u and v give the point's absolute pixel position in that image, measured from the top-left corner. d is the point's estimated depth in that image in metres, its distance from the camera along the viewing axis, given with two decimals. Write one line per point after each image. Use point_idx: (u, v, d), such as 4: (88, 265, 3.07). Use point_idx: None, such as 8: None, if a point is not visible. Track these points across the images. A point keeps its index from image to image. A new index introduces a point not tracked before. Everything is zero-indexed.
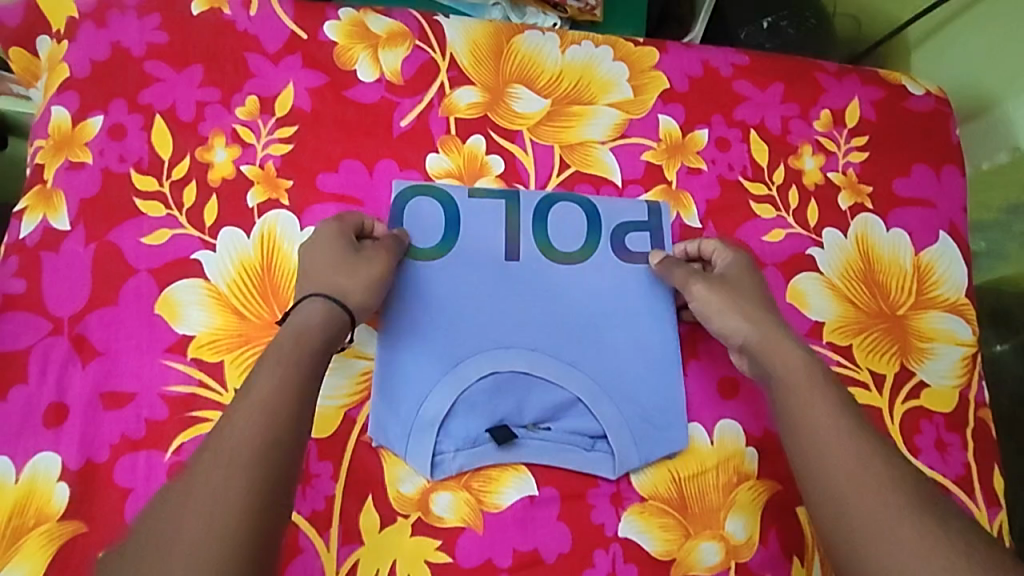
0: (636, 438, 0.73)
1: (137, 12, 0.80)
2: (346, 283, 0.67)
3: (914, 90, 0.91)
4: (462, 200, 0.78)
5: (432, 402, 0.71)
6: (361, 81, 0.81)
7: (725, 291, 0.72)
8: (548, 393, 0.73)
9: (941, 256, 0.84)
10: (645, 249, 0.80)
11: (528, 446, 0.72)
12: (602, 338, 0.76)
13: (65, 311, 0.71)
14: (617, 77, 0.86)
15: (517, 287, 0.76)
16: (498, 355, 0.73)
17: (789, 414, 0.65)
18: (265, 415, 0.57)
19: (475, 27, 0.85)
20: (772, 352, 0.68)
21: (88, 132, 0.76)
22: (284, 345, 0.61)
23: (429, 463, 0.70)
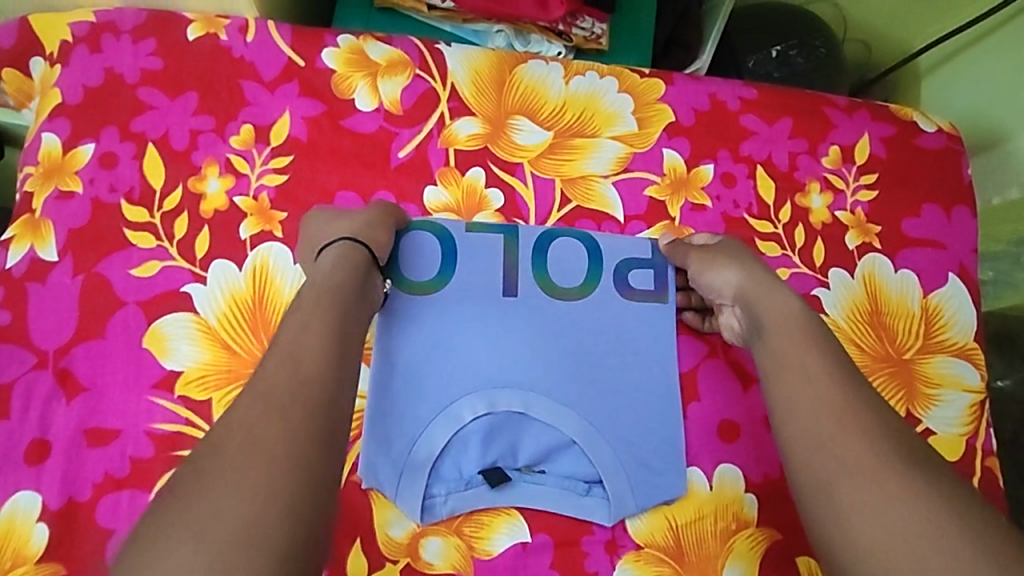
0: (634, 483, 0.71)
1: (131, 37, 0.79)
2: (360, 225, 0.68)
3: (926, 127, 0.89)
4: (459, 234, 0.76)
5: (425, 440, 0.69)
6: (360, 110, 0.80)
7: (714, 250, 0.73)
8: (544, 434, 0.71)
9: (950, 298, 0.82)
10: (648, 287, 0.78)
11: (521, 489, 0.70)
12: (603, 376, 0.74)
13: (50, 344, 0.69)
14: (621, 109, 0.84)
15: (516, 321, 0.74)
16: (494, 394, 0.71)
17: (782, 355, 0.63)
18: (298, 359, 0.54)
19: (477, 56, 0.84)
20: (762, 297, 0.68)
21: (79, 159, 0.74)
22: (309, 288, 0.60)
23: (420, 506, 0.68)
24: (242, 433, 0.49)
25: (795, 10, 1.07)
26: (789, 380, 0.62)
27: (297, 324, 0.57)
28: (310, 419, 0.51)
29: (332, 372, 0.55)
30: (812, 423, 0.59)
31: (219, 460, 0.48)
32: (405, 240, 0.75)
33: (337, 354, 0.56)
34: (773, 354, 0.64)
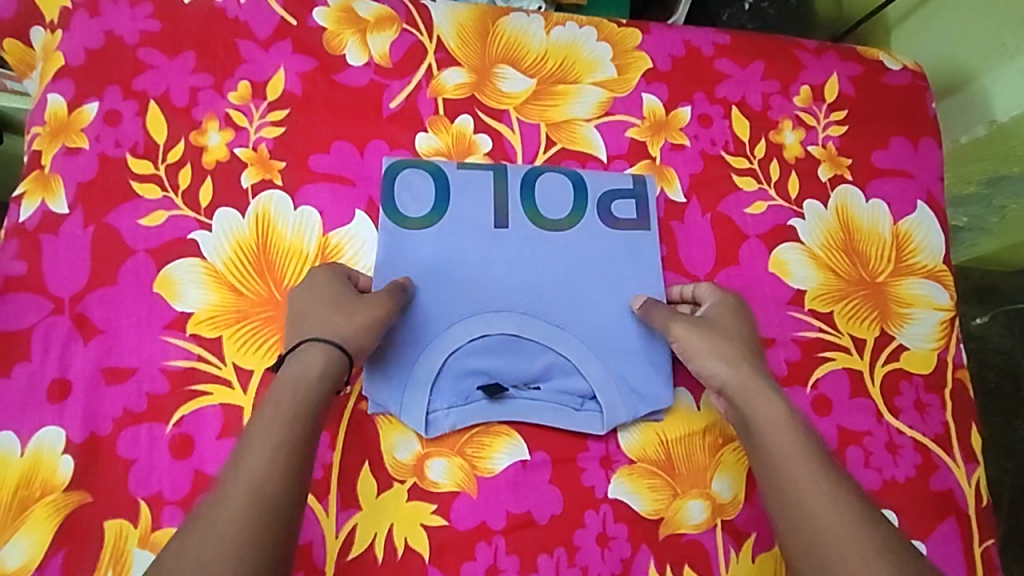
0: (624, 393, 0.75)
1: (129, 2, 0.82)
2: (348, 325, 0.68)
3: (891, 66, 0.93)
4: (451, 172, 0.81)
5: (427, 360, 0.73)
6: (351, 65, 0.83)
7: (705, 336, 0.73)
8: (539, 353, 0.75)
9: (919, 225, 0.86)
10: (631, 216, 0.82)
11: (519, 403, 0.74)
12: (592, 300, 0.78)
13: (65, 291, 0.72)
14: (600, 58, 0.88)
15: (508, 256, 0.78)
16: (489, 318, 0.75)
17: (771, 465, 0.65)
18: (257, 489, 0.57)
19: (461, 11, 0.87)
20: (751, 399, 0.69)
21: (85, 118, 0.78)
22: (281, 406, 0.62)
23: (423, 420, 0.72)
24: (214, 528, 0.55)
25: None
26: (777, 493, 0.64)
27: (257, 442, 0.60)
28: (270, 545, 0.56)
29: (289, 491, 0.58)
30: (804, 533, 0.62)
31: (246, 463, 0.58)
32: (400, 180, 0.80)
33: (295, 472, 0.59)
34: (762, 457, 0.66)
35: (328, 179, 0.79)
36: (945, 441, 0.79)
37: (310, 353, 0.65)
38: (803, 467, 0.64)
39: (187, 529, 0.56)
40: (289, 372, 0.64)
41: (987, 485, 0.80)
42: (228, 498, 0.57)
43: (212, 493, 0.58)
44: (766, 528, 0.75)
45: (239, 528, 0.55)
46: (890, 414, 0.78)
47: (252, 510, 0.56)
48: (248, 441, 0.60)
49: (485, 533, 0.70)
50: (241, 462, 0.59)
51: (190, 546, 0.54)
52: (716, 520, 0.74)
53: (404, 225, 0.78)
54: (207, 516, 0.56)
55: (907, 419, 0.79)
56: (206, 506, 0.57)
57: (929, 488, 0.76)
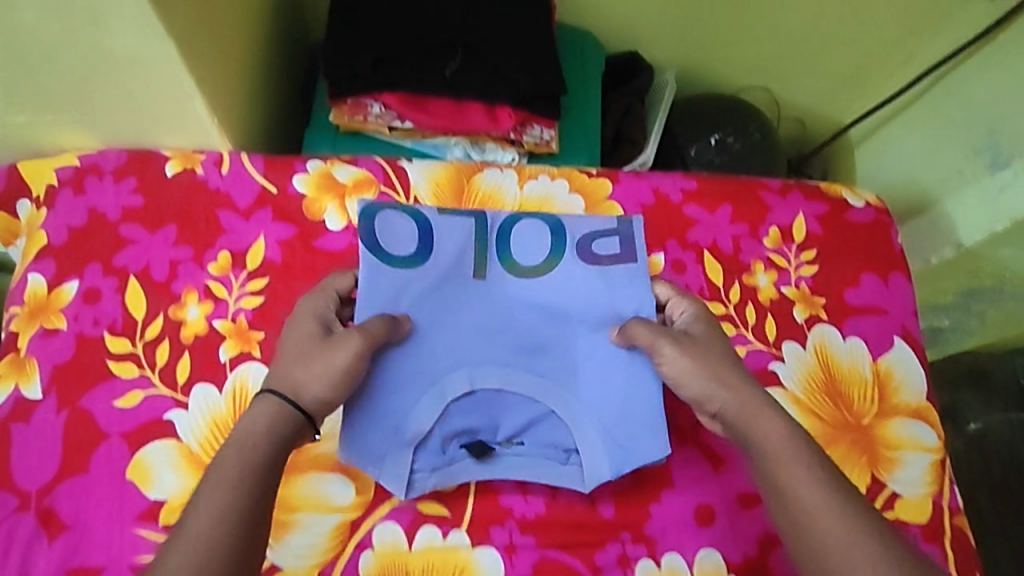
0: (614, 447, 0.74)
1: (113, 178, 0.85)
2: (305, 378, 0.65)
3: (855, 202, 0.96)
4: (433, 216, 0.80)
5: (415, 418, 0.72)
6: (331, 230, 0.85)
7: (697, 356, 0.70)
8: (522, 408, 0.76)
9: (899, 362, 0.87)
10: (615, 251, 0.81)
11: (505, 461, 0.75)
12: (574, 352, 0.78)
13: (35, 484, 0.71)
14: (573, 208, 0.90)
15: (486, 309, 0.79)
16: (477, 371, 0.75)
17: (775, 485, 0.64)
18: (201, 553, 0.55)
19: (437, 169, 0.90)
20: (754, 419, 0.67)
21: (63, 297, 0.78)
22: (225, 467, 0.60)
23: (405, 483, 0.71)
24: None
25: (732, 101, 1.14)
26: (786, 513, 0.63)
27: (198, 509, 0.57)
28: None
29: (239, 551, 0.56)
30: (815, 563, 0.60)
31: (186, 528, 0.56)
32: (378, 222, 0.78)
33: (243, 527, 0.57)
34: (767, 476, 0.65)
35: None
36: None
37: (259, 410, 0.63)
38: (809, 485, 0.62)
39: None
40: (237, 429, 0.63)
41: None
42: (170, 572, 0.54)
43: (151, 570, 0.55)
44: None
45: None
46: None
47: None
48: (190, 508, 0.58)
49: None
50: (182, 534, 0.56)
51: None
52: None
53: (387, 263, 0.76)
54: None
55: None
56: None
57: None
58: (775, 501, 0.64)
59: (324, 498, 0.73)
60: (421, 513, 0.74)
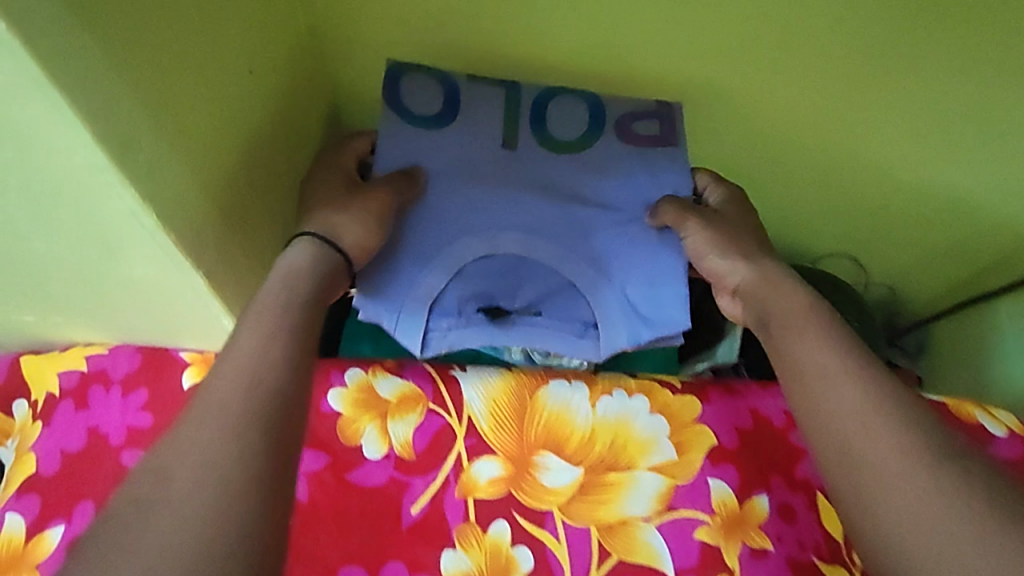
0: (632, 327, 0.76)
1: (121, 389, 0.73)
2: (340, 218, 0.66)
3: (995, 431, 0.81)
4: (463, 84, 0.80)
5: (438, 285, 0.74)
6: (369, 459, 0.72)
7: (721, 235, 0.73)
8: (541, 279, 0.77)
9: None
10: (654, 134, 0.82)
11: (521, 326, 0.76)
12: (610, 230, 0.78)
13: None
14: (656, 434, 0.76)
15: (516, 182, 0.79)
16: (497, 236, 0.77)
17: (790, 349, 0.62)
18: (251, 373, 0.51)
19: (495, 384, 0.77)
20: (772, 290, 0.68)
21: (44, 548, 0.65)
22: (269, 296, 0.58)
23: (420, 340, 0.74)
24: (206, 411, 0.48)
25: (817, 274, 1.02)
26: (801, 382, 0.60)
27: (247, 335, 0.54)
28: (281, 435, 0.49)
29: (288, 385, 0.52)
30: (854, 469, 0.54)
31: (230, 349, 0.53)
32: (404, 86, 0.77)
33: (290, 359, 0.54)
34: (782, 348, 0.63)
35: None
36: None
37: (296, 250, 0.63)
38: (828, 355, 0.60)
39: (176, 424, 0.49)
40: (278, 265, 0.62)
41: None
42: (222, 389, 0.50)
43: (198, 394, 0.50)
44: None
45: (240, 415, 0.49)
46: None
47: (252, 399, 0.50)
48: (237, 331, 0.55)
49: None
50: (227, 355, 0.53)
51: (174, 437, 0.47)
52: None
53: (411, 124, 0.77)
54: (205, 403, 0.49)
55: None
56: (200, 400, 0.50)
57: None
58: (790, 379, 0.61)
59: None
60: None
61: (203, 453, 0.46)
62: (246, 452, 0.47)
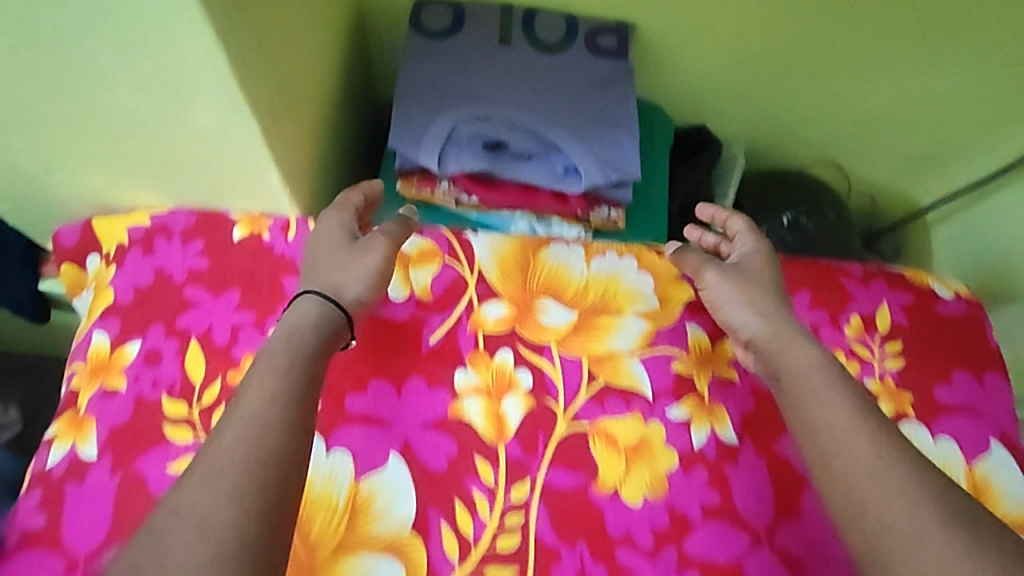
0: (603, 172, 0.90)
1: (182, 240, 0.85)
2: (340, 279, 0.74)
3: (944, 294, 0.89)
4: (468, 8, 0.98)
5: (457, 129, 0.90)
6: (394, 300, 0.83)
7: (738, 284, 0.78)
8: (529, 135, 0.91)
9: (997, 469, 0.80)
10: (613, 48, 0.98)
11: (513, 169, 0.91)
12: (583, 113, 0.94)
13: (81, 547, 0.70)
14: (642, 288, 0.87)
15: (509, 70, 0.96)
16: (492, 104, 0.92)
17: (804, 413, 0.69)
18: (256, 429, 0.61)
19: (502, 244, 0.88)
20: (783, 348, 0.73)
21: (125, 356, 0.78)
22: (275, 355, 0.66)
23: (436, 162, 0.89)
24: (213, 465, 0.58)
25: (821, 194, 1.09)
26: (813, 440, 0.67)
27: (251, 402, 0.62)
28: (277, 493, 0.58)
29: (289, 438, 0.61)
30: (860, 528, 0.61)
31: (235, 407, 0.63)
32: (423, 13, 0.97)
33: (292, 414, 0.63)
34: (794, 409, 0.70)
35: (363, 421, 0.77)
36: None
37: (304, 307, 0.71)
38: (839, 414, 0.67)
39: (180, 486, 0.58)
40: (287, 322, 0.70)
41: None
42: (226, 447, 0.59)
43: (204, 453, 0.60)
44: None
45: (239, 476, 0.58)
46: None
47: (254, 456, 0.59)
48: (243, 394, 0.64)
49: None
50: (231, 421, 0.62)
51: (180, 494, 0.57)
52: None
53: (425, 38, 0.96)
54: (205, 464, 0.59)
55: None
56: (206, 455, 0.60)
57: None
58: (805, 440, 0.68)
59: None
60: None
61: (202, 514, 0.56)
62: (242, 507, 0.56)
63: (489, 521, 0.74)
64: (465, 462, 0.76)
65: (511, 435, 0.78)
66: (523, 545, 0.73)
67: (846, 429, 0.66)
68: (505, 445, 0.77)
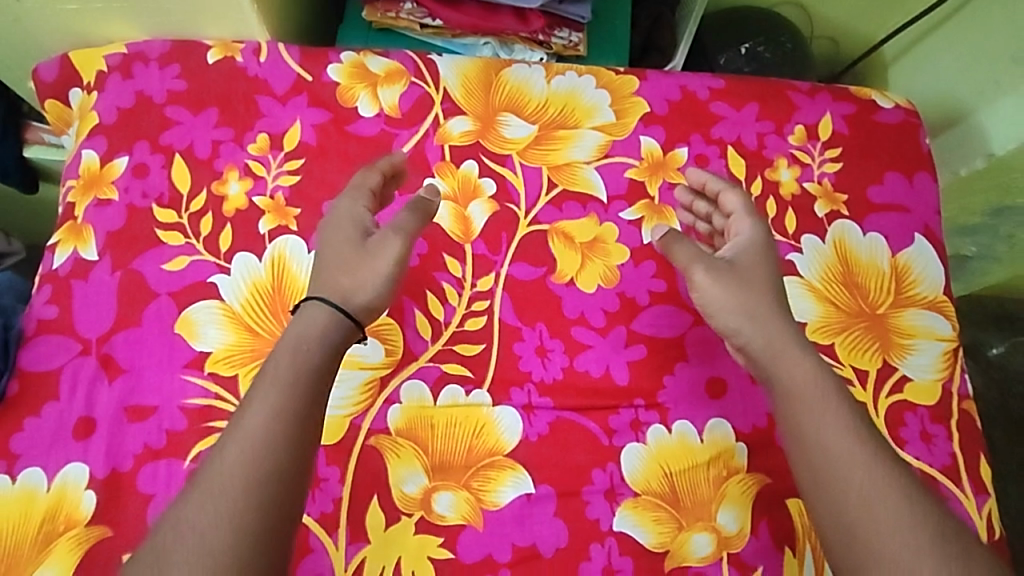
0: None
1: (158, 64, 0.88)
2: (351, 285, 0.71)
3: (884, 104, 0.95)
4: None
5: None
6: (363, 116, 0.88)
7: (732, 287, 0.74)
8: None
9: (918, 257, 0.88)
10: None
11: None
12: None
13: (93, 333, 0.79)
14: (600, 103, 0.91)
15: None
16: None
17: (798, 428, 0.70)
18: (260, 450, 0.62)
19: (466, 64, 0.92)
20: (779, 357, 0.72)
21: (115, 171, 0.84)
22: (280, 369, 0.66)
23: None
24: (217, 484, 0.61)
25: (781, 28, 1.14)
26: (802, 452, 0.69)
27: (252, 421, 0.64)
28: (275, 514, 0.62)
29: (291, 458, 0.63)
30: (840, 520, 0.66)
31: (238, 425, 0.64)
32: None
33: (296, 431, 0.64)
34: (789, 422, 0.71)
35: None
36: (952, 472, 0.82)
37: (313, 317, 0.69)
38: (842, 423, 0.69)
39: (184, 501, 0.61)
40: (293, 332, 0.68)
41: (998, 516, 0.83)
42: (227, 467, 0.62)
43: (206, 468, 0.63)
44: (771, 559, 0.78)
45: (236, 497, 0.60)
46: (897, 445, 0.81)
47: (252, 478, 0.61)
48: (246, 411, 0.64)
49: (491, 564, 0.75)
50: (232, 439, 0.63)
51: (184, 512, 0.60)
52: (722, 553, 0.78)
53: None
54: (208, 483, 0.61)
55: (913, 450, 0.81)
56: (210, 470, 0.62)
57: None
58: (797, 451, 0.70)
59: (355, 357, 0.80)
60: (444, 374, 0.80)
61: (203, 534, 0.59)
62: (239, 525, 0.60)
63: (458, 307, 0.83)
64: (435, 258, 0.84)
65: (476, 235, 0.85)
66: (488, 325, 0.82)
67: (846, 435, 0.68)
68: (471, 243, 0.85)
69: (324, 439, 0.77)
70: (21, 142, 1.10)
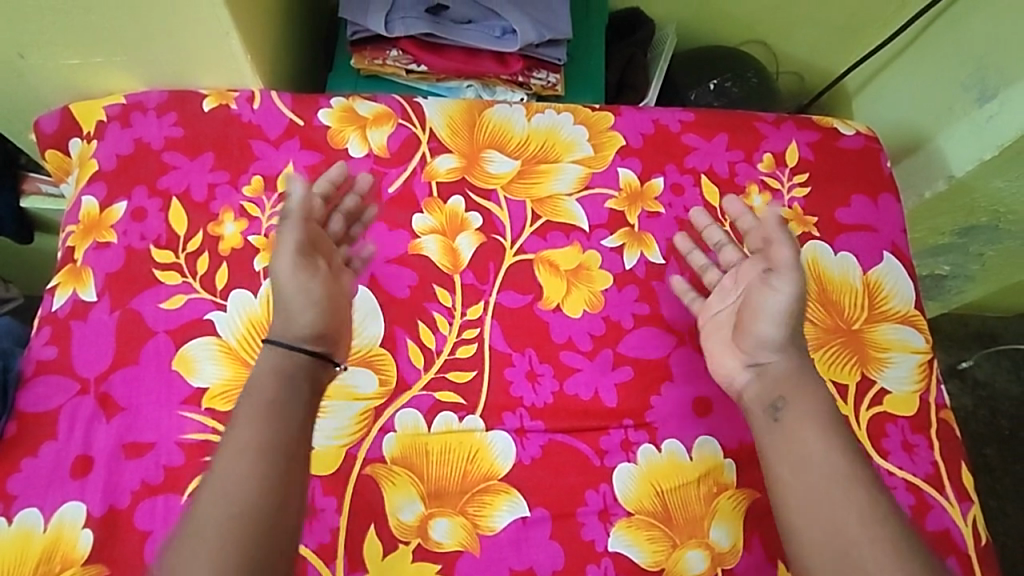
0: (538, 31, 0.99)
1: (156, 113, 0.92)
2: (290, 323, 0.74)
3: (846, 131, 1.00)
4: None
5: None
6: (353, 157, 0.92)
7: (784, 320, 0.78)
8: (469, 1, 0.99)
9: (888, 274, 0.92)
10: None
11: (454, 32, 0.98)
12: None
13: (91, 372, 0.80)
14: (578, 138, 0.96)
15: None
16: None
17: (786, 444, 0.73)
18: (242, 476, 0.65)
19: (450, 105, 0.97)
20: (793, 383, 0.75)
21: (113, 216, 0.87)
22: (255, 401, 0.70)
23: (383, 23, 0.97)
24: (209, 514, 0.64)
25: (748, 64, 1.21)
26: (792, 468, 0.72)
27: (238, 458, 0.66)
28: (267, 537, 0.64)
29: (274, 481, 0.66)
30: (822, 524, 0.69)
31: (221, 458, 0.67)
32: None
33: (276, 456, 0.67)
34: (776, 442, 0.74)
35: None
36: (936, 480, 0.84)
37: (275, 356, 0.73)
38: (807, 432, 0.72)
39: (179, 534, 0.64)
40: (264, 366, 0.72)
41: (983, 522, 0.85)
42: (214, 496, 0.65)
43: (198, 506, 0.65)
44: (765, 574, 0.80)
45: (226, 522, 0.63)
46: (880, 457, 0.83)
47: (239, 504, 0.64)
48: (227, 443, 0.68)
49: None
50: (222, 476, 0.66)
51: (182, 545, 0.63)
52: (716, 569, 0.79)
53: None
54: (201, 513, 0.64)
55: (896, 460, 0.84)
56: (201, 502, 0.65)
57: (924, 528, 0.81)
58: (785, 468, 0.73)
59: (350, 388, 0.81)
60: (438, 401, 0.82)
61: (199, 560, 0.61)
62: (231, 547, 0.62)
63: (449, 336, 0.85)
64: (425, 290, 0.87)
65: (465, 266, 0.88)
66: (478, 352, 0.85)
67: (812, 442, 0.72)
68: (460, 274, 0.88)
69: (319, 470, 0.78)
70: (19, 192, 1.12)
